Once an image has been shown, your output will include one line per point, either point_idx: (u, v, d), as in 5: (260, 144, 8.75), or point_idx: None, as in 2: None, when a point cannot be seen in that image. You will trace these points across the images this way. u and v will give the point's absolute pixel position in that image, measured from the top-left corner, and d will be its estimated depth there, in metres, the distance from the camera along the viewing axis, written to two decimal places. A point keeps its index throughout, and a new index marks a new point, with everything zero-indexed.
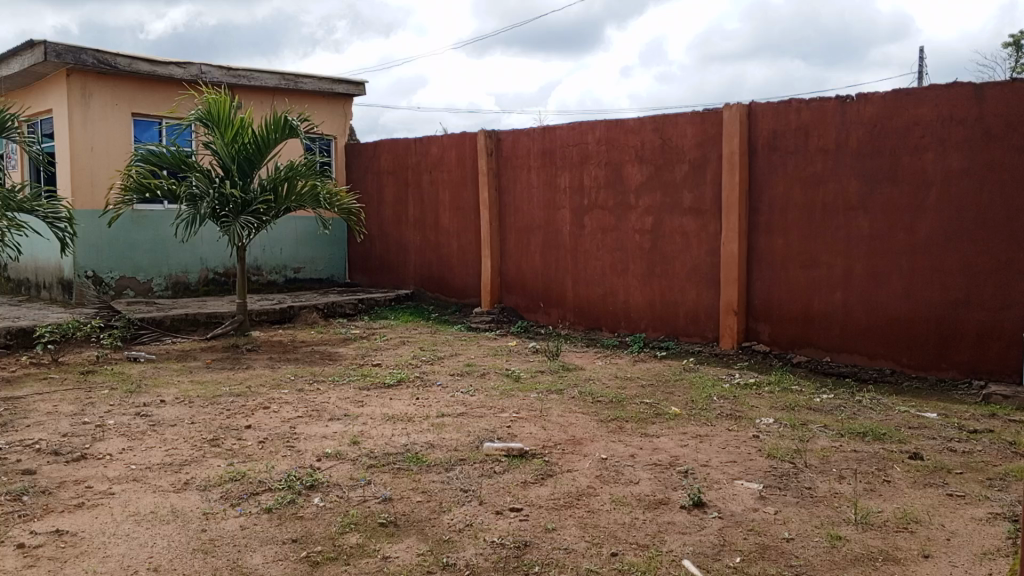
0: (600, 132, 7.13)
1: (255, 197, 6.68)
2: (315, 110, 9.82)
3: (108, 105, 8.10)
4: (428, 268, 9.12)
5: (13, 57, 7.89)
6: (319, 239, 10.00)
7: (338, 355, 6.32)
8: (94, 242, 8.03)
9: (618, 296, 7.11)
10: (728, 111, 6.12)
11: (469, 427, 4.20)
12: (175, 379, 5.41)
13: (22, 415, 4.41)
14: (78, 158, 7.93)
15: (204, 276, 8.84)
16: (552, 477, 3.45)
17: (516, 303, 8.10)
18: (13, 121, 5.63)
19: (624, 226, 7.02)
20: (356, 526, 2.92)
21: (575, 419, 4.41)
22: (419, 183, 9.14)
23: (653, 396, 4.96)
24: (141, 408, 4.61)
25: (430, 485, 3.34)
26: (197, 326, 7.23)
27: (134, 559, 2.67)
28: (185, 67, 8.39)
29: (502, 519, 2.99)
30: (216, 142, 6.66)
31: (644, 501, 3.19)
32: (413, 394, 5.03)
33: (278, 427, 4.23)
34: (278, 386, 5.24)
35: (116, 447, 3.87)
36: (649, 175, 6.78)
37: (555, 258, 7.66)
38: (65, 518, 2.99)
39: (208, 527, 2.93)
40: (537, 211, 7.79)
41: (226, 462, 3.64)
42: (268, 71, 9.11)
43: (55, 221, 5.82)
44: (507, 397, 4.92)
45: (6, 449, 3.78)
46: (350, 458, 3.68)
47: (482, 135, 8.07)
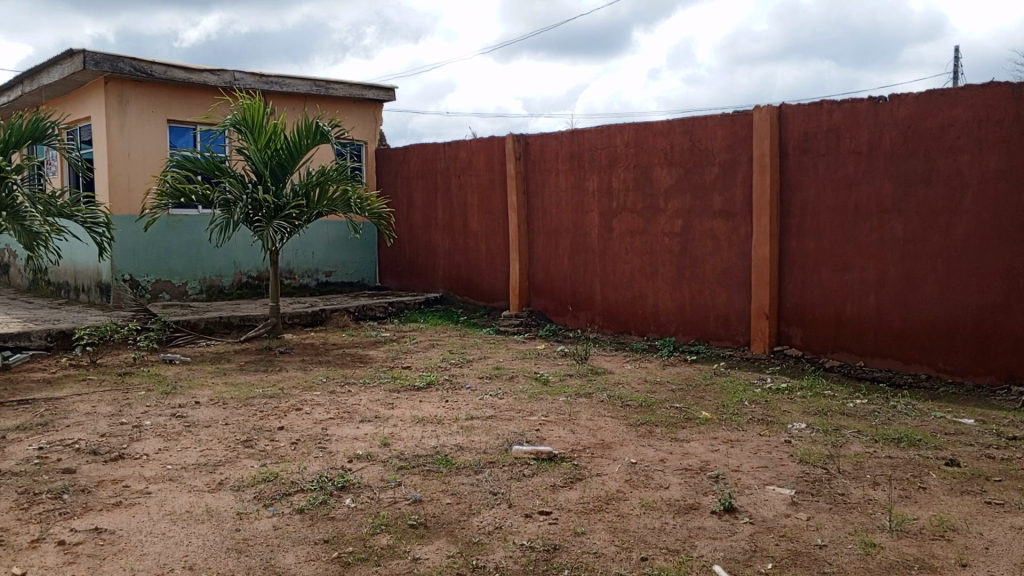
0: (629, 134, 7.11)
1: (288, 202, 6.76)
2: (346, 116, 9.93)
3: (144, 112, 8.26)
4: (457, 272, 9.16)
5: (53, 66, 8.09)
6: (349, 243, 10.11)
7: (368, 358, 6.37)
8: (131, 246, 8.19)
9: (647, 299, 7.08)
10: (758, 112, 6.08)
11: (498, 430, 4.21)
12: (209, 381, 5.50)
13: (62, 415, 4.52)
14: (116, 164, 8.11)
15: (238, 280, 8.99)
16: (582, 481, 3.45)
17: (545, 307, 8.10)
18: (53, 128, 5.76)
19: (653, 229, 6.99)
20: (386, 527, 2.95)
21: (605, 423, 4.40)
22: (448, 187, 9.20)
23: (682, 400, 4.93)
24: (177, 409, 4.70)
25: (459, 487, 3.36)
26: (231, 328, 7.34)
27: (170, 557, 2.72)
28: (219, 75, 8.55)
29: (531, 522, 3.00)
30: (249, 147, 6.77)
31: (674, 506, 3.17)
32: (443, 396, 5.06)
33: (310, 428, 4.28)
34: (310, 387, 5.31)
35: (152, 447, 3.94)
36: (679, 178, 6.75)
37: (584, 262, 7.65)
38: (103, 517, 3.06)
39: (242, 526, 2.97)
40: (565, 215, 7.80)
41: (259, 463, 3.69)
42: (300, 78, 9.22)
43: (94, 225, 5.94)
44: (536, 400, 4.93)
45: (47, 448, 3.88)
46: (381, 459, 3.72)
47: (510, 139, 8.11)
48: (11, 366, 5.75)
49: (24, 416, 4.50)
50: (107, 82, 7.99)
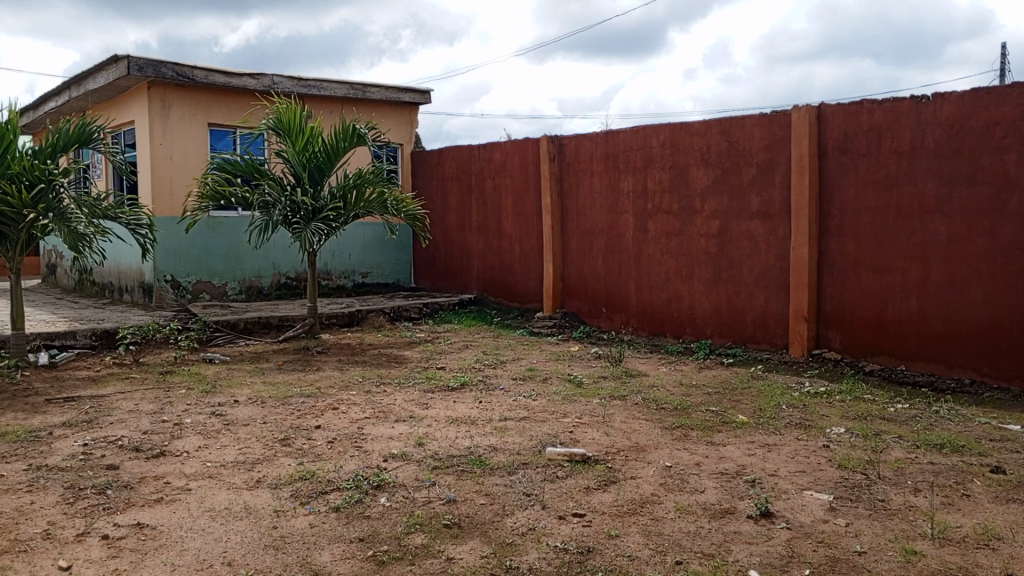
0: (665, 135, 7.07)
1: (325, 204, 6.84)
2: (382, 118, 10.02)
3: (186, 116, 8.42)
4: (491, 273, 9.19)
5: (99, 72, 8.29)
6: (385, 244, 10.20)
7: (403, 358, 6.42)
8: (173, 248, 8.36)
9: (683, 301, 7.02)
10: (797, 112, 6.00)
11: (532, 432, 4.22)
12: (248, 380, 5.59)
13: (106, 412, 4.63)
14: (159, 167, 8.28)
15: (276, 280, 9.13)
16: (616, 484, 3.43)
17: (579, 308, 8.08)
18: (99, 133, 5.92)
19: (690, 231, 6.94)
20: (421, 526, 2.97)
21: (639, 426, 4.38)
22: (482, 189, 9.22)
23: (719, 404, 4.88)
24: (217, 407, 4.78)
25: (492, 488, 3.36)
26: (270, 328, 7.46)
27: (209, 553, 2.77)
28: (258, 78, 8.68)
29: (565, 524, 3.00)
30: (288, 150, 6.87)
31: (709, 510, 3.14)
32: (477, 397, 5.08)
33: (346, 428, 4.33)
34: (346, 387, 5.37)
35: (192, 444, 4.02)
36: (716, 178, 6.68)
37: (619, 263, 7.61)
38: (146, 512, 3.12)
39: (279, 523, 3.02)
40: (600, 216, 7.77)
41: (296, 461, 3.74)
42: (337, 81, 9.34)
43: (137, 227, 6.07)
44: (570, 402, 4.92)
45: (91, 444, 3.98)
46: (415, 459, 3.75)
47: (545, 140, 8.11)
48: (57, 364, 5.90)
49: (70, 413, 4.62)
50: (150, 87, 8.17)
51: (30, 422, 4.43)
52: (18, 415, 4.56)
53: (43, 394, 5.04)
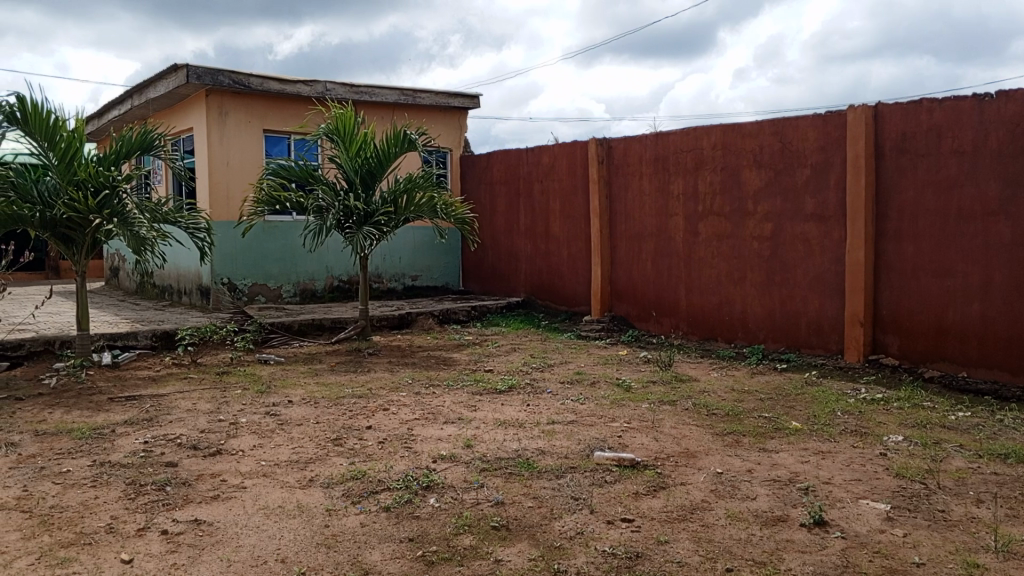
0: (716, 136, 6.99)
1: (377, 209, 6.94)
2: (432, 124, 10.12)
3: (242, 123, 8.64)
4: (539, 276, 9.19)
5: (159, 80, 8.56)
6: (435, 248, 10.29)
7: (452, 360, 6.47)
8: (230, 251, 8.57)
9: (735, 304, 6.92)
10: (852, 112, 5.88)
11: (580, 436, 4.21)
12: (302, 381, 5.70)
13: (165, 411, 4.76)
14: (217, 173, 8.51)
15: (329, 284, 9.30)
16: (665, 489, 3.40)
17: (627, 312, 8.02)
18: (160, 139, 6.10)
19: (742, 233, 6.84)
20: (469, 528, 2.99)
21: (689, 432, 4.33)
22: (530, 192, 9.24)
23: (771, 410, 4.80)
24: (271, 407, 4.89)
25: (540, 491, 3.37)
26: (323, 330, 7.59)
27: (263, 550, 2.84)
28: (312, 85, 8.86)
29: (613, 529, 2.98)
30: (341, 156, 7.00)
31: (761, 518, 3.09)
32: (525, 400, 5.09)
33: (396, 429, 4.38)
34: (396, 389, 5.43)
35: (248, 443, 4.11)
36: (768, 180, 6.58)
37: (668, 266, 7.54)
38: (203, 509, 3.21)
39: (331, 522, 3.07)
40: (649, 219, 7.71)
41: (348, 461, 3.81)
42: (389, 87, 9.48)
43: (196, 231, 6.23)
44: (618, 406, 4.89)
45: (152, 442, 4.10)
46: (464, 460, 3.77)
47: (593, 143, 8.10)
48: (120, 364, 6.11)
49: (132, 412, 4.77)
50: (208, 95, 8.40)
51: (94, 419, 4.59)
52: (83, 413, 4.73)
53: (106, 393, 5.22)
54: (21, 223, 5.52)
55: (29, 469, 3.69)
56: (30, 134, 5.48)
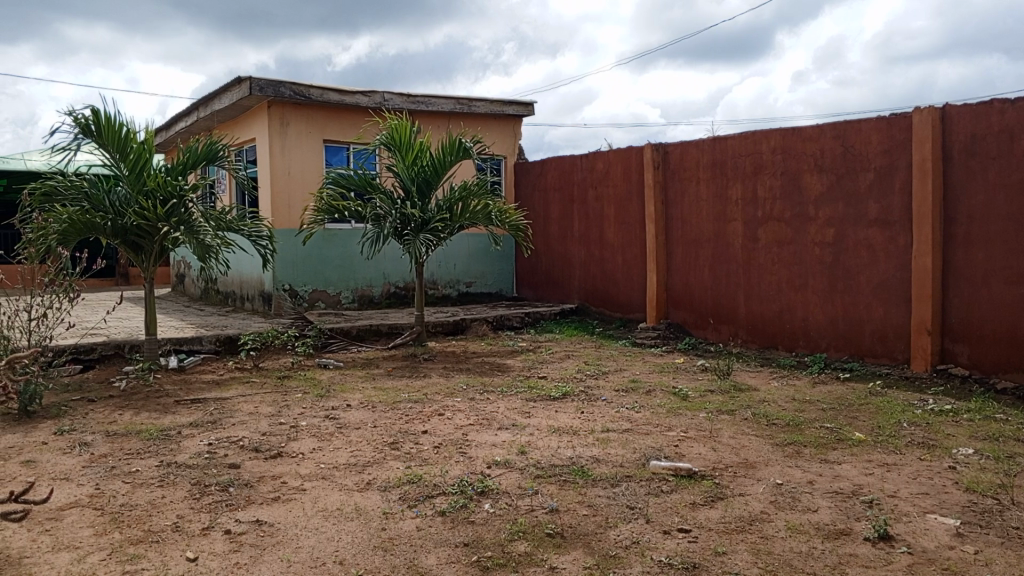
0: (776, 140, 6.87)
1: (433, 216, 7.03)
2: (486, 132, 10.18)
3: (303, 133, 8.85)
4: (593, 283, 9.15)
5: (224, 93, 8.82)
6: (490, 255, 10.35)
7: (506, 366, 6.50)
8: (291, 258, 8.78)
9: (796, 312, 6.77)
10: (918, 115, 5.71)
11: (636, 444, 4.17)
12: (360, 385, 5.80)
13: (229, 414, 4.90)
14: (279, 182, 8.73)
15: (386, 290, 9.44)
16: (723, 500, 3.35)
17: (684, 319, 7.93)
18: (224, 150, 6.27)
19: (803, 239, 6.70)
20: (524, 534, 2.99)
21: (748, 442, 4.25)
22: (585, 199, 9.22)
23: (833, 420, 4.68)
24: (331, 411, 4.99)
25: (595, 499, 3.35)
26: (380, 335, 7.72)
27: (322, 552, 2.89)
28: (370, 96, 9.03)
29: (670, 539, 2.95)
30: (398, 165, 7.12)
31: (823, 530, 3.02)
32: (579, 408, 5.07)
33: (451, 433, 4.42)
34: (451, 394, 5.47)
35: (308, 446, 4.20)
36: (830, 185, 6.43)
37: (727, 273, 7.43)
38: (264, 510, 3.29)
39: (388, 525, 3.11)
40: (707, 224, 7.62)
41: (404, 464, 3.86)
42: (445, 97, 9.59)
43: (259, 239, 6.39)
44: (674, 415, 4.83)
45: (216, 444, 4.23)
46: (518, 467, 3.78)
47: (648, 148, 8.04)
48: (186, 368, 6.32)
49: (196, 414, 4.93)
50: (271, 106, 8.61)
51: (162, 421, 4.75)
52: (151, 415, 4.90)
53: (172, 396, 5.40)
54: (95, 231, 5.74)
55: (100, 468, 3.84)
56: (103, 146, 5.73)
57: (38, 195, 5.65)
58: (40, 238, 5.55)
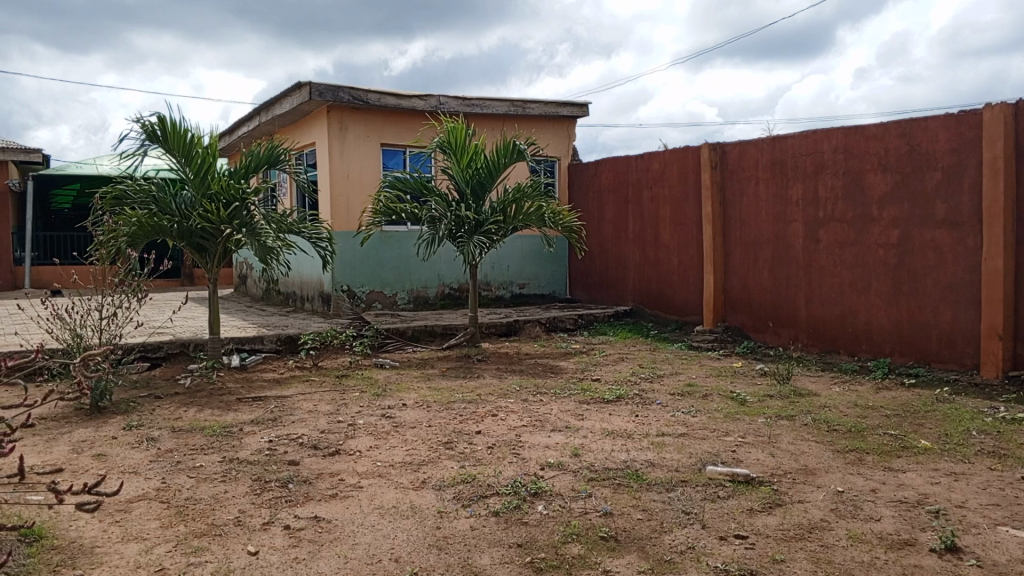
0: (838, 139, 6.71)
1: (487, 218, 7.07)
2: (541, 134, 10.19)
3: (361, 137, 8.99)
4: (648, 285, 9.07)
5: (285, 98, 9.02)
6: (543, 256, 10.36)
7: (559, 368, 6.50)
8: (349, 260, 8.93)
9: (858, 315, 6.60)
10: (989, 111, 5.51)
11: (692, 449, 4.12)
12: (415, 385, 5.86)
13: (289, 412, 5.02)
14: (337, 185, 8.89)
15: (441, 291, 9.53)
16: (782, 507, 3.28)
17: (742, 322, 7.80)
18: (285, 154, 6.42)
19: (866, 240, 6.52)
20: (578, 537, 2.99)
21: (808, 448, 4.15)
22: (640, 200, 9.16)
23: (897, 427, 4.54)
24: (387, 410, 5.07)
25: (650, 504, 3.32)
26: (435, 336, 7.80)
27: (379, 549, 2.93)
28: (427, 99, 9.14)
29: (726, 545, 2.91)
30: (453, 167, 7.18)
31: (886, 540, 2.93)
32: (633, 411, 5.03)
33: (505, 434, 4.44)
34: (504, 395, 5.49)
35: (365, 444, 4.28)
36: (895, 185, 6.25)
37: (786, 275, 7.29)
38: (322, 506, 3.36)
39: (442, 524, 3.14)
40: (766, 225, 7.49)
41: (459, 464, 3.89)
42: (499, 99, 9.63)
43: (318, 241, 6.51)
44: (732, 420, 4.75)
45: (276, 440, 4.33)
46: (572, 469, 3.77)
47: (706, 148, 7.94)
48: (248, 366, 6.49)
49: (257, 411, 5.06)
50: (330, 110, 8.77)
51: (225, 418, 4.89)
52: (214, 412, 5.04)
53: (235, 393, 5.55)
54: (162, 233, 5.93)
55: (167, 462, 3.97)
56: (170, 151, 5.93)
57: (109, 199, 5.87)
58: (111, 240, 5.76)
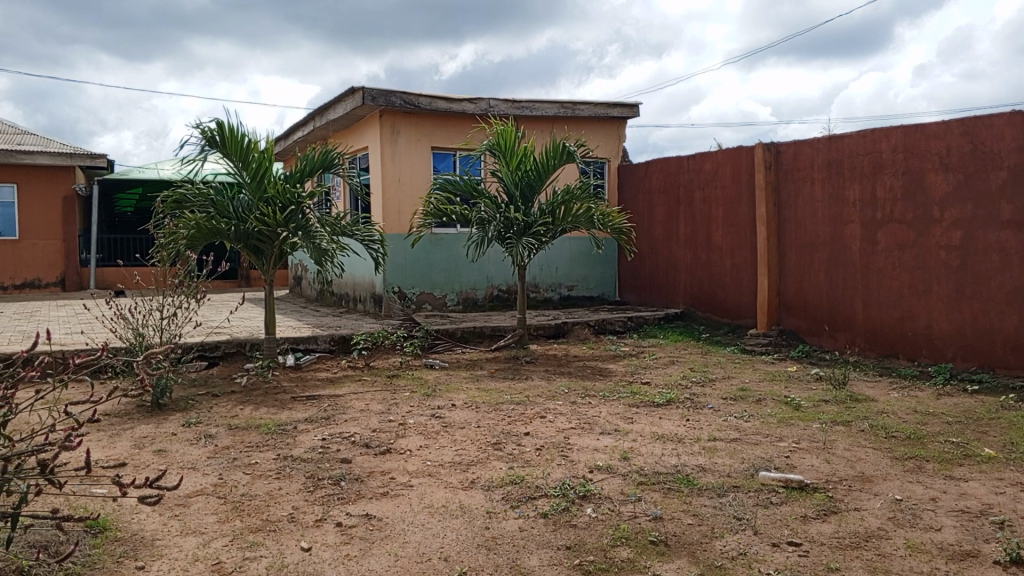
0: (897, 138, 6.53)
1: (536, 219, 7.08)
2: (591, 135, 10.16)
3: (412, 141, 9.09)
4: (699, 287, 8.96)
5: (339, 103, 9.18)
6: (592, 258, 10.33)
7: (608, 371, 6.47)
8: (400, 262, 9.04)
9: (919, 319, 6.41)
10: None
11: (744, 454, 4.06)
12: (464, 385, 5.90)
13: (342, 411, 5.10)
14: (389, 188, 9.02)
15: (490, 293, 9.58)
16: (837, 514, 3.21)
17: (797, 326, 7.65)
18: (338, 158, 6.54)
19: (927, 242, 6.34)
20: (627, 540, 2.97)
21: (865, 455, 4.05)
22: (691, 201, 9.06)
23: (960, 435, 4.40)
24: (437, 410, 5.12)
25: (701, 509, 3.28)
26: (484, 337, 7.85)
27: (428, 548, 2.96)
28: (477, 103, 9.21)
29: (779, 552, 2.86)
30: (502, 169, 7.20)
31: (947, 551, 2.85)
32: (684, 415, 4.97)
33: (553, 436, 4.44)
34: (553, 397, 5.50)
35: (415, 443, 4.33)
36: (958, 184, 6.06)
37: (843, 277, 7.13)
38: (373, 504, 3.41)
39: (491, 524, 3.16)
40: (822, 226, 7.33)
41: (507, 465, 3.91)
42: (549, 101, 9.64)
43: (371, 243, 6.61)
44: (785, 425, 4.67)
45: (329, 439, 4.41)
46: (621, 472, 3.75)
47: (759, 149, 7.81)
48: (302, 365, 6.63)
49: (311, 410, 5.16)
50: (382, 115, 8.90)
51: (280, 416, 5.01)
52: (269, 410, 5.16)
53: (290, 392, 5.67)
54: (220, 236, 6.09)
55: (224, 459, 4.08)
56: (227, 155, 6.09)
57: (169, 202, 6.06)
58: (171, 242, 5.94)
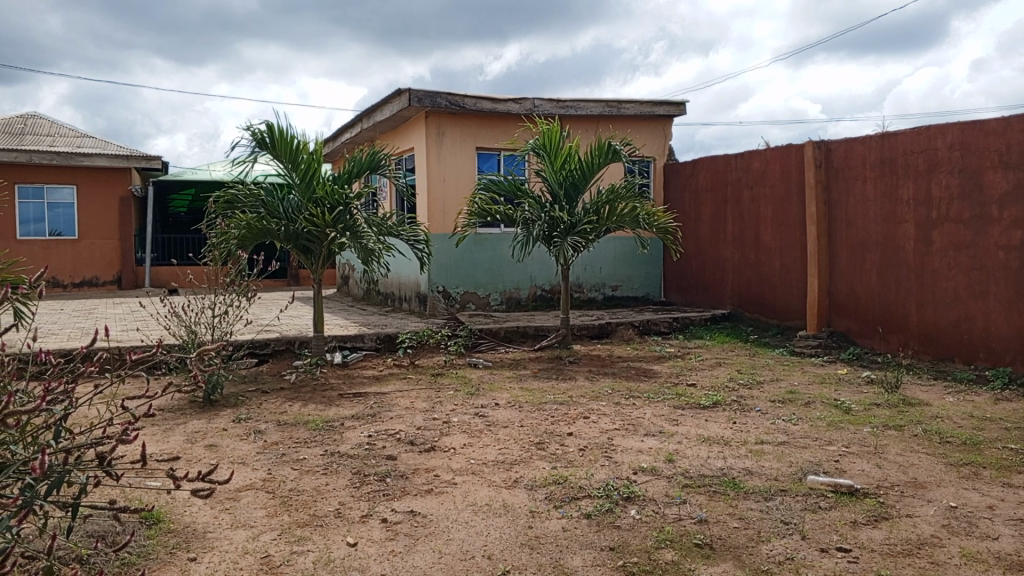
0: (953, 134, 6.35)
1: (580, 219, 7.07)
2: (637, 134, 10.09)
3: (457, 141, 9.15)
4: (747, 287, 8.83)
5: (385, 104, 9.29)
6: (637, 258, 10.26)
7: (653, 372, 6.42)
8: (444, 262, 9.11)
9: (976, 321, 6.22)
10: None
11: (792, 458, 3.99)
12: (507, 385, 5.91)
13: (387, 408, 5.16)
14: (434, 189, 9.09)
15: (533, 292, 9.59)
16: (889, 521, 3.14)
17: (848, 328, 7.48)
18: (384, 159, 6.61)
19: (984, 242, 6.14)
20: (671, 543, 2.95)
21: (919, 460, 3.95)
22: (739, 200, 8.93)
23: (1019, 441, 4.26)
24: (480, 409, 5.14)
25: (747, 513, 3.24)
26: (527, 337, 7.85)
27: (472, 545, 2.98)
28: (521, 103, 9.22)
29: (827, 557, 2.80)
30: (546, 169, 7.21)
31: (1005, 561, 2.76)
32: (730, 418, 4.91)
33: (597, 437, 4.43)
34: (596, 398, 5.48)
35: (459, 441, 4.36)
36: (1018, 183, 5.86)
37: (897, 278, 6.95)
38: (417, 501, 3.44)
39: (534, 524, 3.17)
40: (875, 226, 7.16)
41: (550, 464, 3.91)
42: (594, 100, 9.61)
43: (416, 243, 6.67)
44: (834, 429, 4.58)
45: (375, 436, 4.47)
46: (666, 474, 3.72)
47: (809, 147, 7.67)
48: (349, 363, 6.72)
49: (357, 407, 5.23)
50: (428, 116, 8.98)
51: (327, 412, 5.09)
52: (317, 406, 5.26)
53: (337, 389, 5.76)
54: (270, 236, 6.21)
55: (273, 454, 4.17)
56: (277, 157, 6.21)
57: (221, 203, 6.20)
58: (223, 242, 6.08)
